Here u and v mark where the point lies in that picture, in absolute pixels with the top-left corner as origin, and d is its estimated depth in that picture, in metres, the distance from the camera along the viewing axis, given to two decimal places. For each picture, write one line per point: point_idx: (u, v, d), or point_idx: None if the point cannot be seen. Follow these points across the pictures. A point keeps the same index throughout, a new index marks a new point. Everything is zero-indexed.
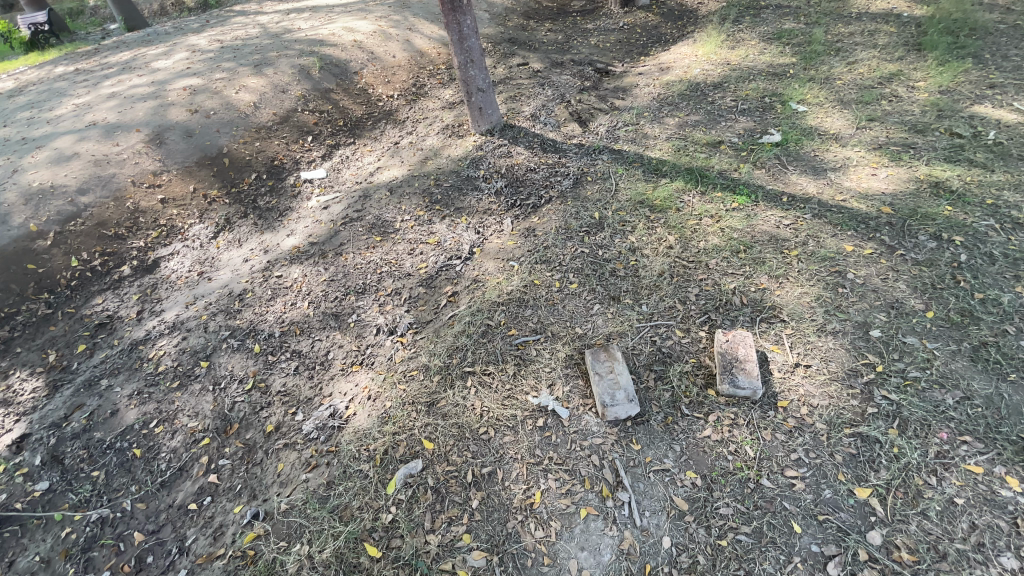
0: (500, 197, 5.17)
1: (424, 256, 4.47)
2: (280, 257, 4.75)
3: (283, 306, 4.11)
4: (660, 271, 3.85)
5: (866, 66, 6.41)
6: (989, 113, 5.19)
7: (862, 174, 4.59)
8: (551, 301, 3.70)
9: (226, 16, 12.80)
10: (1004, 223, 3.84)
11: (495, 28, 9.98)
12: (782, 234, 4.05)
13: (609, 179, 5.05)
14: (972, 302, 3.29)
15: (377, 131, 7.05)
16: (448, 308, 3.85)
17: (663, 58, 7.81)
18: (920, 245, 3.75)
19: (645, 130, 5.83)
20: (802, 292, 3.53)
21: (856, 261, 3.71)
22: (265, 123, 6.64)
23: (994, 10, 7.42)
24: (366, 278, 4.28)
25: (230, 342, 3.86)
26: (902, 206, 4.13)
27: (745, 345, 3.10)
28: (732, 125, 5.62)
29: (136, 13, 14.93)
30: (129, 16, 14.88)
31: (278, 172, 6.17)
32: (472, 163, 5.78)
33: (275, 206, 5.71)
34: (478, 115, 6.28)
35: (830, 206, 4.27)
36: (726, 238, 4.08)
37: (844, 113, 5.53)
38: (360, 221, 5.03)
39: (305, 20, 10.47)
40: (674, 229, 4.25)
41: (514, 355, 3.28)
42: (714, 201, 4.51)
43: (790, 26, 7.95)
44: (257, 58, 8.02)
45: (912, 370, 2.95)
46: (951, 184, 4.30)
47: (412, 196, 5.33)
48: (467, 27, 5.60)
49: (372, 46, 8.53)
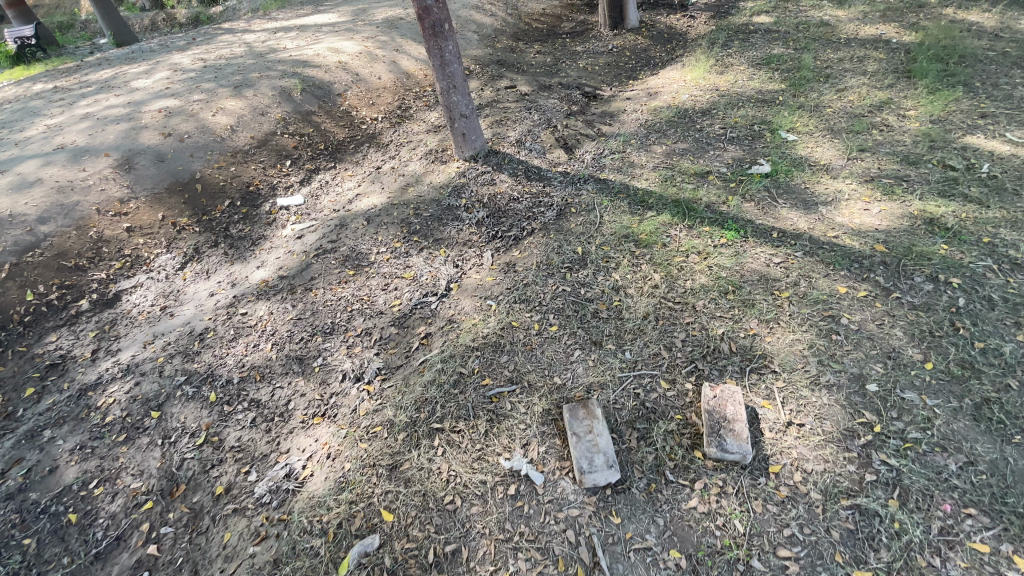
0: (481, 228, 4.96)
1: (398, 292, 4.24)
2: (247, 292, 4.51)
3: (244, 349, 3.86)
4: (645, 313, 3.65)
5: (855, 94, 6.32)
6: (982, 144, 5.08)
7: (854, 208, 4.43)
8: (529, 345, 3.47)
9: (214, 34, 12.68)
10: (1002, 264, 3.68)
11: (483, 50, 9.89)
12: (773, 273, 3.87)
13: (594, 210, 4.87)
14: (973, 352, 3.10)
15: (358, 154, 6.86)
16: (420, 352, 3.60)
17: (651, 82, 7.72)
18: (916, 287, 3.58)
19: (631, 158, 5.68)
20: (794, 339, 3.33)
21: (849, 305, 3.52)
22: (242, 147, 6.44)
23: (982, 37, 7.40)
24: (336, 317, 4.04)
25: (184, 390, 3.64)
26: (896, 243, 3.97)
27: (734, 402, 2.87)
28: (720, 154, 5.48)
29: (124, 28, 14.78)
30: (119, 31, 14.77)
31: (252, 197, 5.94)
32: (454, 191, 5.59)
33: (247, 234, 5.47)
34: (461, 141, 6.11)
35: (821, 242, 4.10)
36: (714, 277, 3.89)
37: (834, 142, 5.40)
38: (333, 253, 4.80)
39: (292, 40, 10.35)
40: (660, 266, 4.06)
41: (487, 409, 3.05)
42: (702, 236, 4.33)
43: (779, 51, 7.89)
44: (238, 79, 7.84)
45: (912, 431, 2.74)
46: (946, 220, 4.15)
47: (390, 226, 5.11)
48: (449, 53, 5.45)
49: (358, 67, 8.38)
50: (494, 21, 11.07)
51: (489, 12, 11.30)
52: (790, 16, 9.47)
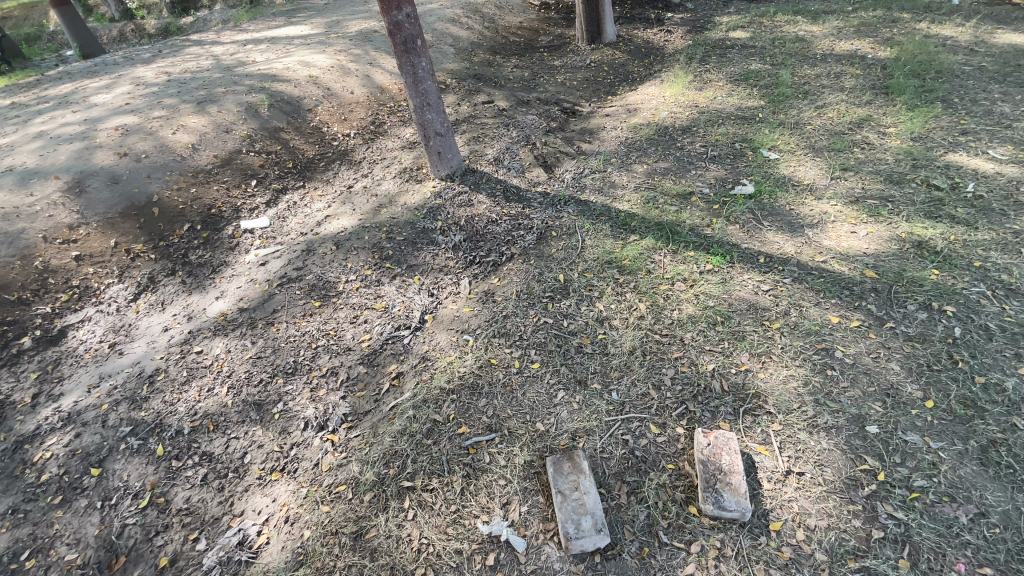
0: (458, 253, 4.72)
1: (368, 325, 3.95)
2: (203, 327, 4.17)
3: (196, 393, 3.55)
4: (631, 348, 3.44)
5: (835, 111, 6.29)
6: (965, 162, 5.05)
7: (841, 230, 4.32)
8: (509, 386, 3.21)
9: (182, 46, 12.25)
10: (996, 289, 3.59)
11: (460, 64, 9.70)
12: (762, 302, 3.71)
13: (575, 234, 4.68)
14: (974, 388, 2.97)
15: (330, 173, 6.58)
16: (391, 394, 3.32)
17: (630, 98, 7.61)
18: (910, 316, 3.46)
19: (612, 178, 5.51)
20: (788, 376, 3.16)
21: (843, 336, 3.37)
22: (204, 167, 6.10)
23: (957, 52, 7.48)
24: (299, 355, 3.74)
25: (130, 442, 3.31)
26: (886, 268, 3.86)
27: (730, 451, 2.66)
28: (702, 174, 5.34)
29: (90, 39, 14.22)
30: (85, 42, 14.21)
31: (214, 220, 5.61)
32: (429, 213, 5.33)
33: (207, 261, 5.14)
34: (437, 159, 5.87)
35: (809, 267, 3.97)
36: (702, 307, 3.71)
37: (817, 161, 5.32)
38: (299, 281, 4.49)
39: (262, 53, 10.02)
40: (645, 295, 3.87)
41: (463, 462, 2.79)
42: (687, 261, 4.17)
43: (756, 67, 7.88)
44: (202, 94, 7.49)
45: (917, 479, 2.57)
46: (935, 243, 4.06)
47: (361, 250, 4.82)
48: (422, 70, 5.24)
49: (329, 81, 8.10)
50: (471, 35, 10.92)
51: (465, 25, 11.15)
52: (766, 31, 9.51)
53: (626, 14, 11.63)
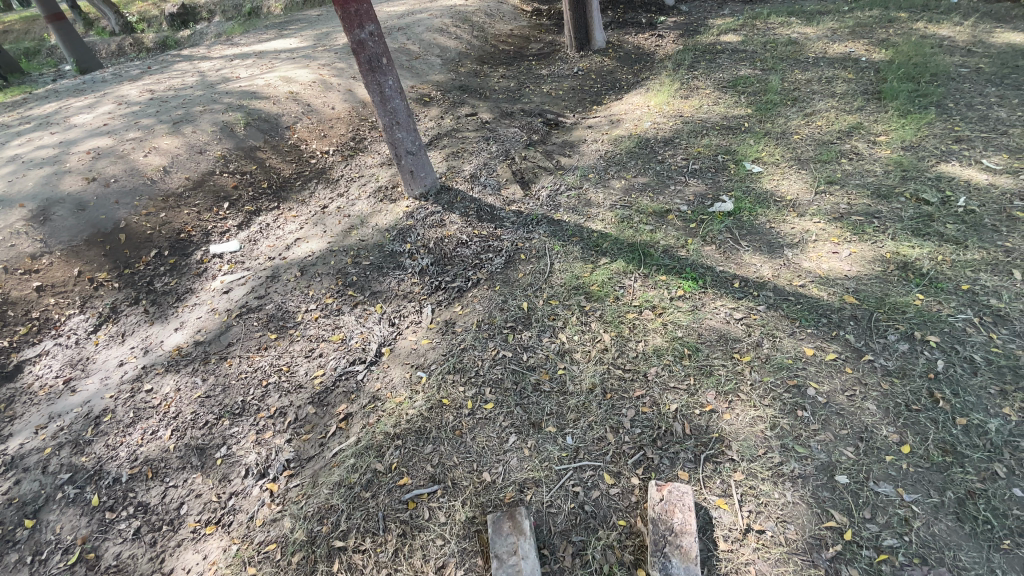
0: (424, 277, 4.55)
1: (322, 359, 3.79)
2: (157, 362, 4.09)
3: (140, 438, 3.46)
4: (591, 386, 3.24)
5: (823, 119, 6.04)
6: (957, 173, 4.79)
7: (821, 250, 4.10)
8: (458, 430, 3.03)
9: (172, 61, 12.24)
10: (983, 316, 3.35)
11: (446, 75, 9.56)
12: (732, 332, 3.50)
13: (545, 257, 4.49)
14: (955, 430, 2.73)
15: (305, 192, 6.46)
16: (336, 439, 3.16)
17: (614, 108, 7.41)
18: (889, 348, 3.23)
19: (589, 195, 5.32)
20: (755, 417, 2.94)
21: (816, 371, 3.16)
22: (175, 190, 6.04)
23: (954, 53, 7.19)
24: (248, 394, 3.62)
25: (67, 491, 3.19)
26: (867, 293, 3.63)
27: (684, 507, 2.45)
28: (681, 190, 5.13)
29: (88, 55, 14.29)
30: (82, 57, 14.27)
31: (183, 246, 5.54)
32: (399, 235, 5.16)
33: (172, 288, 5.07)
34: (410, 178, 5.72)
35: (786, 292, 3.76)
36: (669, 338, 3.51)
37: (802, 174, 5.09)
38: (257, 311, 4.36)
39: (247, 68, 9.95)
40: (611, 325, 3.67)
41: (399, 519, 2.62)
42: (658, 287, 3.97)
43: (746, 72, 7.63)
44: (179, 113, 7.41)
45: (887, 537, 2.36)
46: (921, 263, 3.82)
47: (325, 276, 4.68)
48: (389, 88, 5.10)
49: (310, 97, 7.98)
50: (459, 44, 10.78)
51: (454, 35, 11.01)
52: (758, 34, 9.26)
53: (617, 19, 11.41)
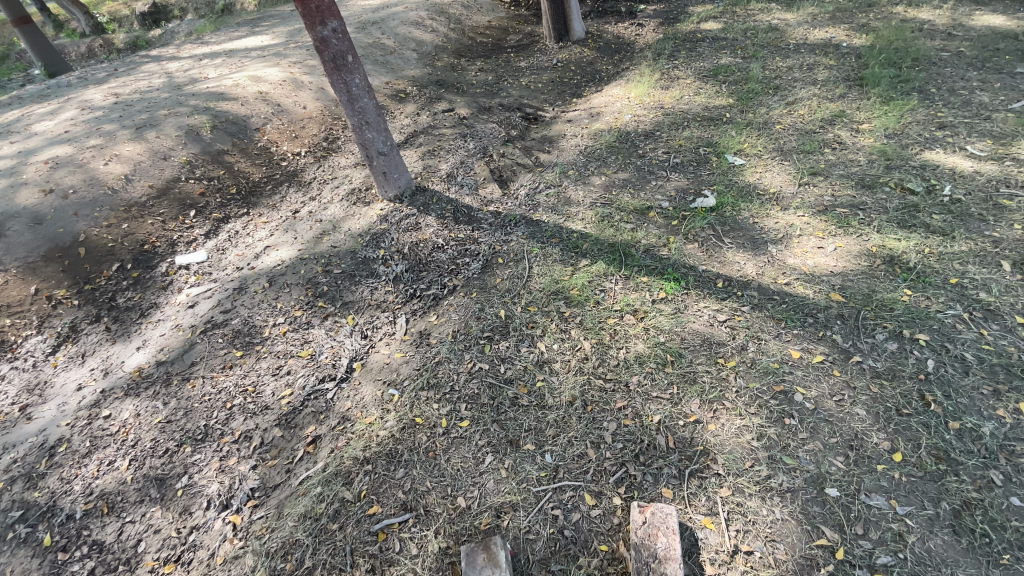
0: (399, 285, 4.36)
1: (290, 378, 3.63)
2: (116, 385, 3.91)
3: (96, 469, 3.30)
4: (571, 398, 3.09)
5: (805, 107, 5.91)
6: (942, 160, 4.69)
7: (806, 246, 3.97)
8: (432, 451, 2.87)
9: (140, 62, 11.83)
10: (973, 311, 3.25)
11: (422, 70, 9.30)
12: (716, 336, 3.37)
13: (523, 261, 4.33)
14: (948, 436, 2.63)
15: (276, 197, 6.23)
16: (303, 464, 3.00)
17: (594, 101, 7.24)
18: (878, 348, 3.12)
19: (568, 193, 5.15)
20: (741, 427, 2.82)
21: (804, 375, 3.04)
22: (138, 199, 5.79)
23: (935, 37, 7.09)
24: (211, 418, 3.47)
25: (17, 531, 3.01)
26: (854, 290, 3.52)
27: (667, 530, 2.32)
28: (663, 185, 4.98)
29: (55, 57, 13.76)
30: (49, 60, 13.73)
31: (147, 258, 5.31)
32: (372, 240, 4.96)
33: (135, 304, 4.85)
34: (383, 180, 5.51)
35: (771, 291, 3.63)
36: (651, 344, 3.38)
37: (785, 165, 4.96)
38: (222, 327, 4.18)
39: (216, 67, 9.60)
40: (591, 331, 3.52)
41: (368, 553, 2.47)
42: (640, 289, 3.84)
43: (726, 61, 7.47)
44: (142, 117, 7.11)
45: (880, 554, 2.26)
46: (908, 257, 3.71)
47: (294, 287, 4.48)
48: (356, 87, 4.87)
49: (279, 97, 7.70)
50: (435, 38, 10.50)
51: (429, 28, 10.72)
52: (738, 21, 9.10)
53: (596, 8, 11.19)
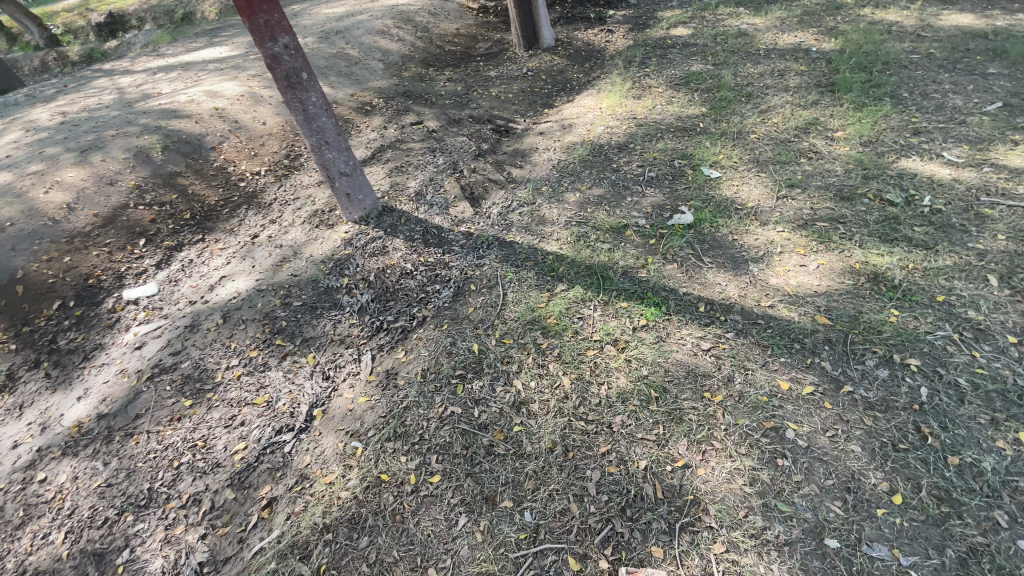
0: (364, 317, 4.08)
1: (244, 430, 3.34)
2: (53, 443, 3.56)
3: (28, 544, 2.99)
4: (551, 444, 2.86)
5: (779, 115, 5.83)
6: (919, 168, 4.62)
7: (788, 264, 3.84)
8: (399, 514, 2.64)
9: (91, 76, 11.25)
10: (963, 332, 3.13)
11: (388, 81, 9.00)
12: (701, 367, 3.19)
13: (497, 286, 4.09)
14: (949, 473, 2.49)
15: (234, 221, 5.88)
16: (257, 533, 2.75)
17: (566, 111, 7.06)
18: (869, 375, 2.98)
19: (542, 211, 4.95)
20: (732, 471, 2.63)
21: (794, 409, 2.87)
22: (82, 229, 5.39)
23: (903, 40, 7.11)
24: (156, 480, 3.16)
25: None
26: (840, 312, 3.39)
27: None
28: (639, 201, 4.81)
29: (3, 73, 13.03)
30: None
31: (91, 294, 4.92)
32: (336, 267, 4.66)
33: (78, 345, 4.48)
34: (347, 202, 5.22)
35: (755, 315, 3.48)
36: (634, 378, 3.18)
37: (761, 177, 4.84)
38: (171, 372, 3.85)
39: (170, 82, 9.13)
40: (570, 366, 3.30)
41: None
42: (619, 316, 3.64)
43: (698, 68, 7.38)
44: (88, 138, 6.66)
45: None
46: (892, 273, 3.60)
47: (250, 323, 4.16)
48: (313, 105, 4.58)
49: (237, 112, 7.32)
50: (401, 47, 10.20)
51: (395, 37, 10.42)
52: (708, 26, 9.05)
53: (566, 14, 11.06)
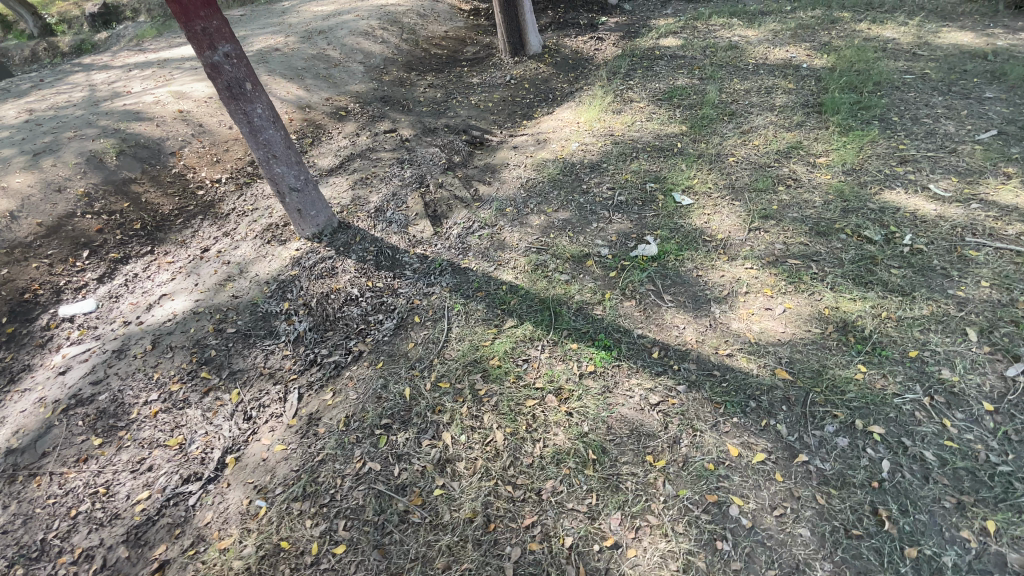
0: (299, 348, 3.81)
1: (150, 476, 3.07)
2: None
3: None
4: (470, 513, 2.59)
5: (761, 137, 5.54)
6: (902, 201, 4.34)
7: (753, 306, 3.56)
8: None
9: (68, 70, 10.93)
10: (935, 395, 2.85)
11: (367, 85, 8.70)
12: (647, 425, 2.91)
13: (442, 319, 3.81)
14: (905, 569, 2.23)
15: (187, 232, 5.61)
16: None
17: (543, 124, 6.78)
18: (827, 444, 2.70)
19: (503, 234, 4.67)
20: (665, 554, 2.37)
21: (741, 481, 2.59)
22: (24, 239, 5.13)
23: (897, 58, 6.82)
24: (51, 530, 2.87)
25: None
26: (802, 366, 3.11)
27: None
28: (604, 227, 4.54)
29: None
30: None
31: (25, 310, 4.65)
32: (278, 290, 4.38)
33: (6, 366, 4.19)
34: (298, 218, 4.94)
35: (711, 365, 3.20)
36: (572, 436, 2.90)
37: (735, 206, 4.56)
38: (87, 405, 3.58)
39: (143, 80, 8.81)
40: (505, 418, 3.02)
41: None
42: (566, 359, 3.36)
43: (683, 82, 7.09)
44: (43, 140, 6.37)
45: None
46: (863, 323, 3.32)
47: (178, 351, 3.89)
48: (258, 117, 4.29)
49: (202, 115, 7.03)
50: (384, 49, 9.90)
51: (379, 38, 10.12)
52: (699, 37, 8.77)
53: (557, 20, 10.77)
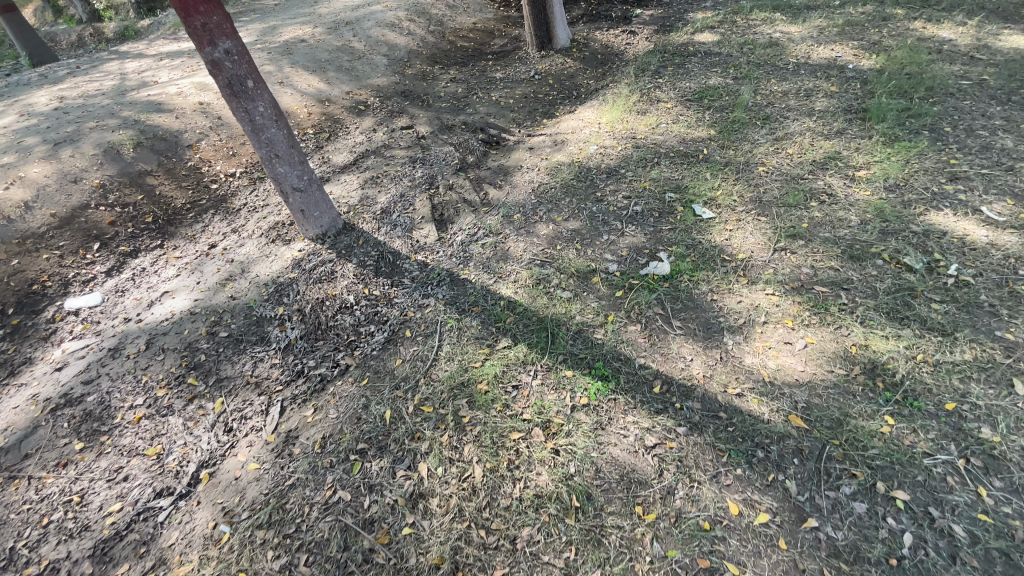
0: (288, 357, 3.70)
1: (125, 487, 3.01)
2: None
3: None
4: (437, 558, 2.41)
5: (795, 145, 5.11)
6: (950, 224, 3.89)
7: (770, 339, 3.24)
8: None
9: (106, 58, 11.17)
10: (972, 458, 2.49)
11: (389, 79, 8.55)
12: (640, 469, 2.66)
13: (434, 335, 3.63)
14: None
15: (197, 226, 5.59)
16: None
17: (563, 124, 6.48)
18: (841, 508, 2.39)
19: (507, 244, 4.44)
20: None
21: (738, 546, 2.32)
22: (37, 230, 5.20)
23: (955, 60, 6.22)
24: (20, 539, 2.84)
25: None
26: (821, 412, 2.78)
27: None
28: (615, 240, 4.25)
29: (41, 49, 12.08)
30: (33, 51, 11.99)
31: (32, 301, 4.72)
32: (275, 293, 4.28)
33: (7, 358, 4.24)
34: (302, 218, 4.82)
35: (717, 406, 2.91)
36: (556, 477, 2.67)
37: (761, 223, 4.19)
38: (75, 406, 3.56)
39: (171, 69, 8.90)
40: (487, 451, 2.82)
41: None
42: (560, 388, 3.12)
43: (715, 82, 6.65)
44: (66, 130, 6.46)
45: None
46: (894, 366, 2.95)
47: (169, 354, 3.84)
48: (260, 115, 4.14)
49: (221, 108, 7.02)
50: (410, 41, 9.73)
51: (406, 30, 9.94)
52: (736, 33, 8.25)
53: (588, 12, 10.36)
